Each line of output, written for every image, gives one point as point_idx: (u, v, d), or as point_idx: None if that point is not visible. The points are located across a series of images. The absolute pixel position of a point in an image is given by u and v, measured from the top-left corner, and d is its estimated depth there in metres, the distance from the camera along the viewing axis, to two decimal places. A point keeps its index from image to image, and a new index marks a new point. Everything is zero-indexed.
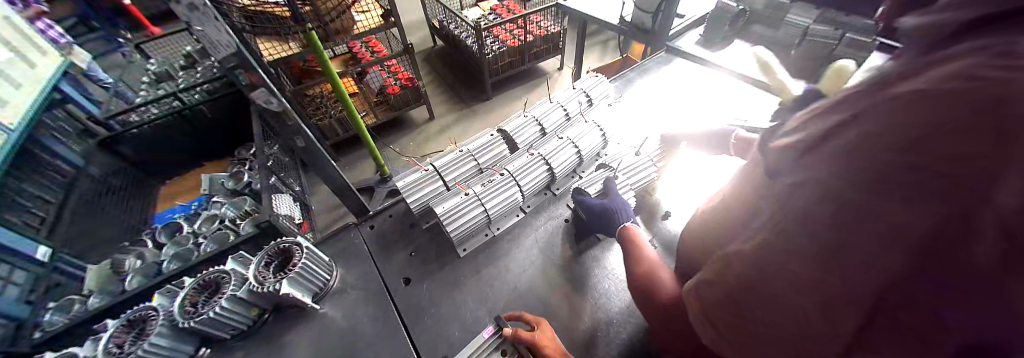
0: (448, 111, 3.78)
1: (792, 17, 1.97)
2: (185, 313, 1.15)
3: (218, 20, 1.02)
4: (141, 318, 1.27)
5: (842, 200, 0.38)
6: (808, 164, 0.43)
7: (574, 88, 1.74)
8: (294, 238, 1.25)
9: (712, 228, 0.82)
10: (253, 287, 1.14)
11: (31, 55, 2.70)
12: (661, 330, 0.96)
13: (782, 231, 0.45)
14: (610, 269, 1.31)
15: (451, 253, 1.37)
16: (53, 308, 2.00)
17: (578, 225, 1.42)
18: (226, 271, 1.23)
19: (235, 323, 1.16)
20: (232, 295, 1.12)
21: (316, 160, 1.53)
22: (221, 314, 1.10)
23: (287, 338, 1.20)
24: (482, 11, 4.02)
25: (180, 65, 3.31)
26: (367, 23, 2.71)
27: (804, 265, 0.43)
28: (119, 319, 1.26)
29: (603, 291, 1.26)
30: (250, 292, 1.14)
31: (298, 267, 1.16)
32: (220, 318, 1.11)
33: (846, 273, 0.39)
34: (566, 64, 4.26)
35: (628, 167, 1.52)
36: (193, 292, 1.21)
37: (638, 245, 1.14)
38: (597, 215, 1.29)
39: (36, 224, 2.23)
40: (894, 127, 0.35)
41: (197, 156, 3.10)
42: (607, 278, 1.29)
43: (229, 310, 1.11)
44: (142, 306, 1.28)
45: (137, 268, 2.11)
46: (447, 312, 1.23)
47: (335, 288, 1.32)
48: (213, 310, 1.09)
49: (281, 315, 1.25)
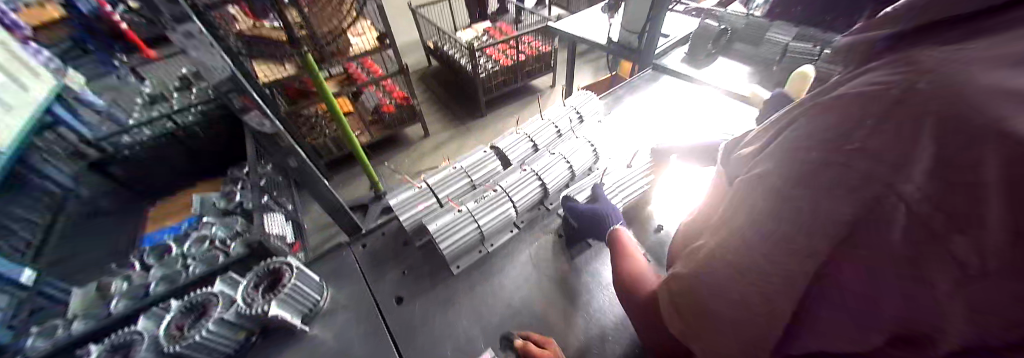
0: (442, 128, 3.83)
1: (770, 35, 2.10)
2: (170, 337, 1.14)
3: (213, 47, 1.06)
4: (126, 344, 1.24)
5: (801, 200, 0.47)
6: (778, 170, 0.51)
7: (565, 105, 1.81)
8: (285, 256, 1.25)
9: (691, 233, 0.86)
10: (241, 309, 1.12)
11: (25, 79, 2.77)
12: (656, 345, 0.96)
13: (754, 229, 0.54)
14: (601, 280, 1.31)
15: (445, 270, 1.37)
16: (33, 333, 1.81)
17: (567, 229, 1.43)
18: (214, 293, 1.22)
19: (222, 348, 1.12)
20: (219, 317, 1.10)
21: (310, 179, 1.54)
22: (209, 336, 1.08)
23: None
24: (475, 33, 4.16)
25: (174, 87, 3.27)
26: (363, 45, 2.79)
27: (769, 256, 0.50)
28: (101, 346, 1.22)
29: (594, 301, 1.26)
30: (237, 314, 1.12)
31: (287, 288, 1.14)
32: (205, 342, 1.07)
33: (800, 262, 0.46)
34: (558, 82, 4.39)
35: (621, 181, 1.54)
36: (179, 316, 1.19)
37: (628, 252, 1.14)
38: (588, 220, 1.31)
39: (20, 248, 2.18)
40: (836, 147, 0.44)
41: (189, 176, 3.07)
42: (600, 288, 1.29)
43: (216, 332, 1.09)
44: (128, 329, 1.24)
45: (124, 290, 1.99)
46: (441, 332, 1.21)
47: (326, 308, 1.30)
48: (199, 333, 1.06)
49: (271, 338, 1.22)
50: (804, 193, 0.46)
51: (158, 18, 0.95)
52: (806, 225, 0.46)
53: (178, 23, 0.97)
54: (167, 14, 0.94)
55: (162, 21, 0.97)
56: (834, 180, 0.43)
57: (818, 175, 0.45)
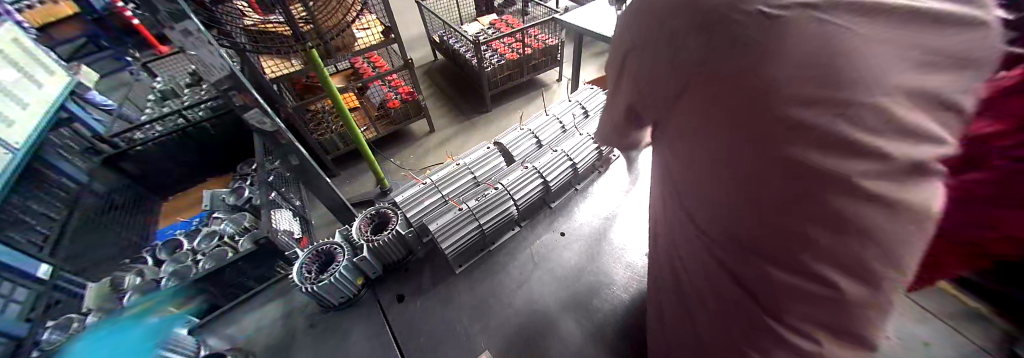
0: (448, 123, 3.81)
1: None
2: (306, 278, 1.25)
3: (212, 44, 1.06)
4: None
5: (628, 42, 0.67)
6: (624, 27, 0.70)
7: (570, 100, 1.78)
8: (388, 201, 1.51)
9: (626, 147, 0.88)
10: (372, 247, 1.30)
11: (39, 75, 2.81)
12: (659, 323, 0.93)
13: (619, 70, 0.73)
14: (613, 287, 1.25)
15: (447, 268, 1.37)
16: (51, 327, 1.97)
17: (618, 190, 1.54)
18: (335, 243, 1.35)
19: (345, 290, 1.28)
20: (346, 264, 1.26)
21: (309, 175, 1.58)
22: (346, 273, 1.24)
23: (290, 350, 1.28)
24: (481, 26, 4.02)
25: (185, 83, 3.44)
26: (368, 39, 2.76)
27: (622, 81, 0.71)
28: None
29: (607, 294, 1.24)
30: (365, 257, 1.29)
31: (399, 223, 1.33)
32: (342, 279, 1.23)
33: (632, 77, 0.67)
34: (565, 76, 4.30)
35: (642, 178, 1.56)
36: (308, 260, 1.30)
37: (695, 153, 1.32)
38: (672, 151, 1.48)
39: (39, 242, 2.27)
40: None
41: (201, 172, 3.12)
42: (610, 291, 1.24)
43: (352, 267, 1.28)
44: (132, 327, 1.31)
45: (135, 285, 2.10)
46: (439, 331, 1.21)
47: (420, 256, 1.43)
48: (334, 276, 1.20)
49: (289, 340, 1.31)
50: (628, 38, 0.67)
51: (155, 16, 0.96)
52: (630, 59, 0.66)
53: (176, 20, 0.98)
54: (164, 11, 0.94)
55: (160, 20, 0.97)
56: (638, 26, 0.63)
57: (634, 21, 0.65)
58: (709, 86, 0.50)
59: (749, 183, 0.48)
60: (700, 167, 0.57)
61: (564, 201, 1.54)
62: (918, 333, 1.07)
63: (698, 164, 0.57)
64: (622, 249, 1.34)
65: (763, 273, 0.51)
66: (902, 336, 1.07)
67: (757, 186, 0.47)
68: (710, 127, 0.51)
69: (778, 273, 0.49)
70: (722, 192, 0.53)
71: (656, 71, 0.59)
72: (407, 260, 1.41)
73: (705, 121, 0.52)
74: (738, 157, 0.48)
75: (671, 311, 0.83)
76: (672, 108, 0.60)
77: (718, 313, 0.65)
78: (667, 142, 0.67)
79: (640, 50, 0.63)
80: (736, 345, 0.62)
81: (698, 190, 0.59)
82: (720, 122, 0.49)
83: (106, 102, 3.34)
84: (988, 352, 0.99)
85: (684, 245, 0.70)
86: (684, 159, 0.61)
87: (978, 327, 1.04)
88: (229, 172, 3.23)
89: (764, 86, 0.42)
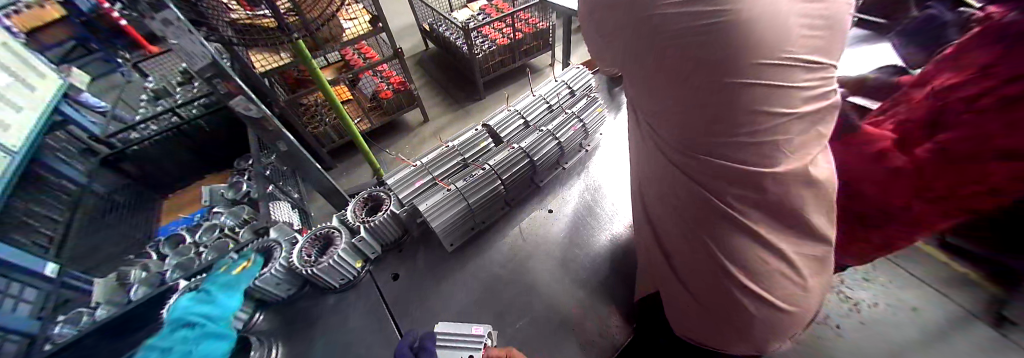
0: (442, 112, 3.82)
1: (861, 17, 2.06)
2: (304, 262, 1.30)
3: (192, 33, 1.08)
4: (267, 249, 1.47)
5: (591, 16, 0.81)
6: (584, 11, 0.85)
7: (556, 80, 1.79)
8: (381, 186, 1.56)
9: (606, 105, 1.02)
10: (365, 228, 1.35)
11: (30, 77, 2.80)
12: (646, 252, 1.09)
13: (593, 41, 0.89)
14: (601, 239, 1.42)
15: (438, 249, 1.46)
16: (63, 322, 2.00)
17: (602, 165, 1.67)
18: (333, 226, 1.37)
19: (344, 273, 1.33)
20: (343, 247, 1.30)
21: (301, 162, 1.67)
22: (343, 256, 1.29)
23: (297, 326, 1.35)
24: (472, 11, 3.92)
25: (177, 81, 3.42)
26: (356, 29, 2.73)
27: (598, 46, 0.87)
28: (249, 250, 1.46)
29: (598, 244, 1.41)
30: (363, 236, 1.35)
31: (388, 208, 1.36)
32: (337, 264, 1.27)
33: (604, 41, 0.82)
34: (557, 60, 4.26)
35: (619, 157, 1.68)
36: (308, 244, 1.35)
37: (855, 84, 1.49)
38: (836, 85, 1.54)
39: (45, 243, 2.33)
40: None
41: (199, 169, 3.16)
42: (598, 242, 1.41)
43: (349, 249, 1.33)
44: (268, 238, 1.48)
45: (141, 279, 2.15)
46: (434, 302, 1.32)
47: (413, 238, 1.50)
48: (332, 259, 1.25)
49: (291, 324, 1.37)
50: (590, 15, 0.82)
51: (135, 6, 0.97)
52: (597, 28, 0.81)
53: (156, 10, 0.99)
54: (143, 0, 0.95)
55: (139, 10, 0.98)
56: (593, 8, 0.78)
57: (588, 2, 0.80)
58: (652, 56, 0.67)
59: (684, 97, 0.65)
60: (657, 111, 0.75)
61: (552, 179, 1.64)
62: (906, 299, 1.21)
63: (653, 94, 0.73)
64: (611, 206, 1.51)
65: (707, 176, 0.72)
66: (891, 304, 1.21)
67: (692, 115, 0.66)
68: (654, 64, 0.68)
69: (713, 155, 0.68)
70: (671, 109, 0.70)
71: (613, 33, 0.75)
72: (403, 239, 1.49)
73: (650, 61, 0.68)
74: (676, 79, 0.65)
75: (653, 235, 1.01)
76: (629, 59, 0.76)
77: (686, 226, 0.83)
78: (633, 100, 0.85)
79: (600, 22, 0.78)
80: (701, 248, 0.81)
81: (657, 114, 0.75)
82: (661, 78, 0.68)
83: (100, 103, 3.30)
84: (977, 316, 1.12)
85: (657, 180, 0.88)
86: (647, 109, 0.80)
87: (968, 293, 1.17)
88: (225, 168, 3.26)
89: (682, 25, 0.58)
